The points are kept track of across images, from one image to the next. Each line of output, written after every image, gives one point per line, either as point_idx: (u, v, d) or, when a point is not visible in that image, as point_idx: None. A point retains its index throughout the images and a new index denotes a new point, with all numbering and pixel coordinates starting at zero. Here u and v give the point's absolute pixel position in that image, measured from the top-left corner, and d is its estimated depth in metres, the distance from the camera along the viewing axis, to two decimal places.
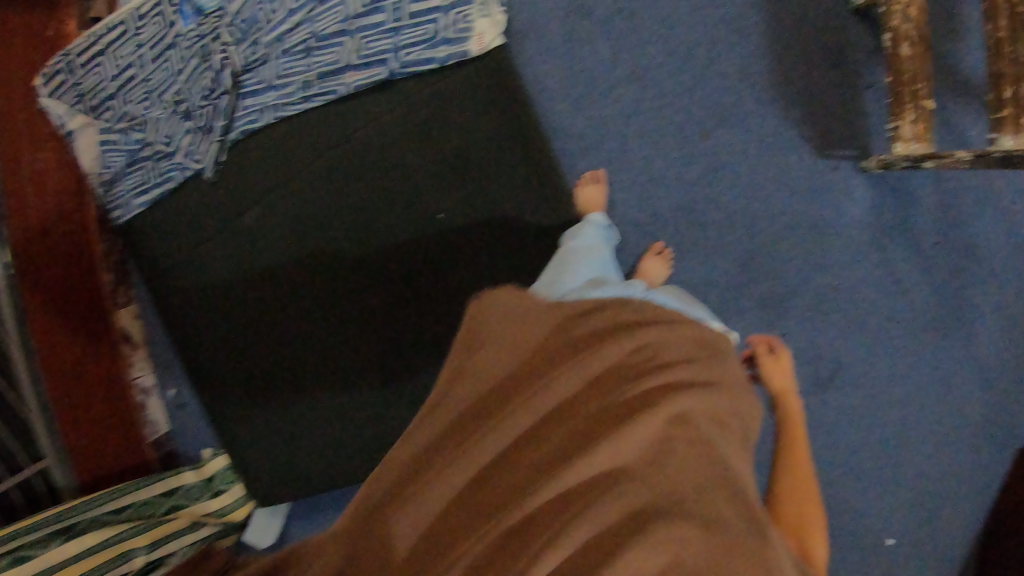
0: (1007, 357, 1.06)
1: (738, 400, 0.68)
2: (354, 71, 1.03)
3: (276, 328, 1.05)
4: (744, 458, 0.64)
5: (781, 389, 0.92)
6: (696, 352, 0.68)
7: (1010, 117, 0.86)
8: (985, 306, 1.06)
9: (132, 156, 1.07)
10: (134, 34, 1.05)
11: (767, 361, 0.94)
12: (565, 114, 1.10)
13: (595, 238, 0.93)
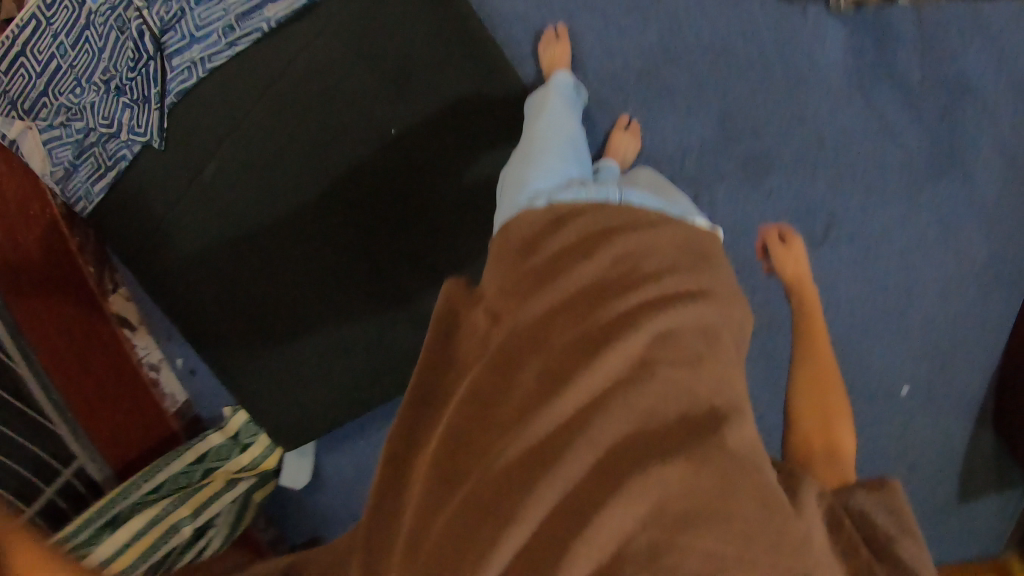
0: (1008, 191, 1.04)
1: (724, 306, 0.65)
2: (274, 4, 0.97)
3: (255, 281, 1.02)
4: (734, 367, 0.62)
5: (797, 280, 0.93)
6: (681, 259, 0.66)
7: None
8: (984, 142, 1.02)
9: (79, 145, 1.01)
10: (47, 26, 0.96)
11: (777, 249, 0.96)
12: (506, 1, 1.02)
13: (562, 113, 0.89)
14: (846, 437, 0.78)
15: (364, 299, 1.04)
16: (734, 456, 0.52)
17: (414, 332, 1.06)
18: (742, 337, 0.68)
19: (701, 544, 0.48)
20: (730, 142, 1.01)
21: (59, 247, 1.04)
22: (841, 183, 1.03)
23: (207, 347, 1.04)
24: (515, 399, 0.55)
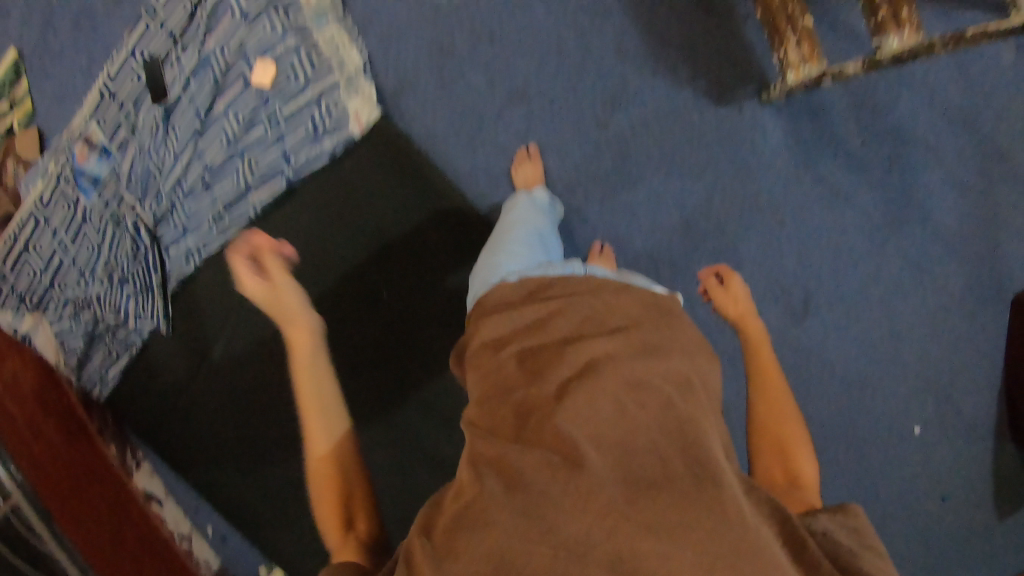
0: (968, 221, 1.09)
1: (691, 356, 0.69)
2: (257, 191, 0.99)
3: (270, 390, 1.09)
4: (710, 413, 0.64)
5: (740, 313, 0.89)
6: (645, 320, 0.71)
7: (889, 17, 0.86)
8: (931, 181, 1.08)
9: (90, 334, 1.16)
10: (47, 223, 1.16)
11: (718, 289, 0.91)
12: (461, 155, 0.96)
13: (531, 211, 0.88)
14: (806, 467, 0.75)
15: (363, 422, 0.98)
16: (700, 493, 0.53)
17: (424, 479, 0.98)
18: (714, 394, 0.70)
19: (657, 552, 0.49)
20: (701, 249, 0.97)
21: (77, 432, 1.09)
22: (809, 255, 1.08)
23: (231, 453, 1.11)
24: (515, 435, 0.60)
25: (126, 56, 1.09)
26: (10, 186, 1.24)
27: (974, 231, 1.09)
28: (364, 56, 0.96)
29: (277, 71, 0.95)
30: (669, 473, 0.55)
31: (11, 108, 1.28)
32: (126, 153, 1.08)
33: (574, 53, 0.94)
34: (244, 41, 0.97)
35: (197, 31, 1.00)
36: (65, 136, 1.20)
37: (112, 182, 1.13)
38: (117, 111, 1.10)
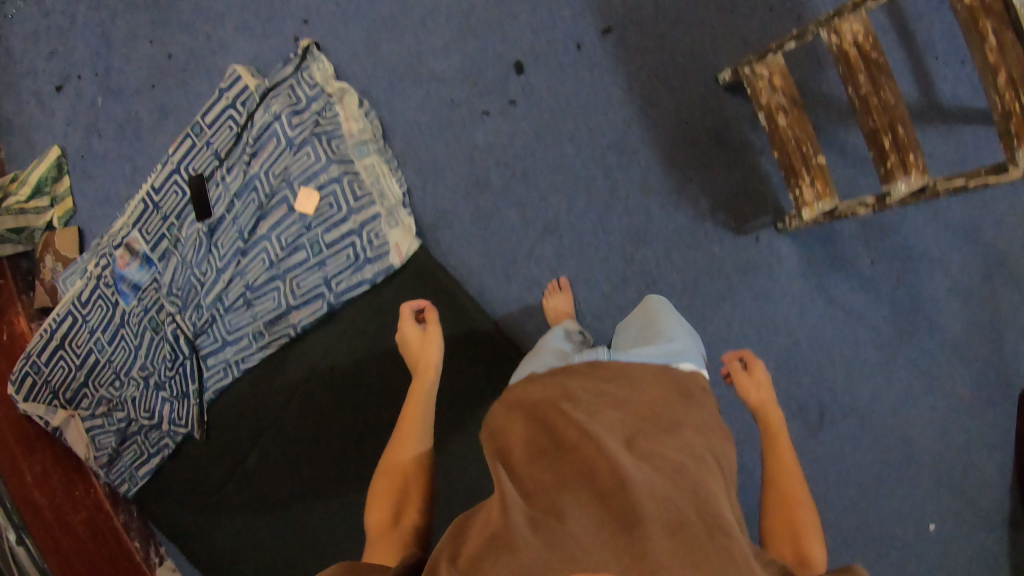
0: (975, 327, 1.13)
1: (702, 434, 0.70)
2: (297, 310, 1.06)
3: (281, 451, 1.10)
4: (720, 490, 0.65)
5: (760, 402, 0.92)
6: (664, 398, 0.72)
7: (897, 163, 0.85)
8: (939, 293, 1.13)
9: (122, 433, 1.19)
10: (84, 322, 1.20)
11: (741, 376, 0.94)
12: (496, 284, 1.02)
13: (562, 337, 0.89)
14: (818, 553, 0.77)
15: None
16: (720, 542, 0.54)
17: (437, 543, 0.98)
18: (725, 476, 0.71)
19: None
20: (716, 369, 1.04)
21: (100, 525, 1.17)
22: (823, 372, 1.13)
23: (238, 510, 1.11)
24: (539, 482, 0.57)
25: (169, 171, 1.12)
26: (48, 280, 1.28)
27: (982, 336, 1.13)
28: (403, 188, 1.02)
29: (320, 199, 1.01)
30: (700, 524, 0.55)
31: (51, 206, 1.29)
32: (169, 264, 1.13)
33: (603, 188, 1.00)
34: (288, 168, 1.03)
35: (243, 154, 1.05)
36: (104, 240, 1.22)
37: (152, 289, 1.16)
38: (159, 221, 1.14)
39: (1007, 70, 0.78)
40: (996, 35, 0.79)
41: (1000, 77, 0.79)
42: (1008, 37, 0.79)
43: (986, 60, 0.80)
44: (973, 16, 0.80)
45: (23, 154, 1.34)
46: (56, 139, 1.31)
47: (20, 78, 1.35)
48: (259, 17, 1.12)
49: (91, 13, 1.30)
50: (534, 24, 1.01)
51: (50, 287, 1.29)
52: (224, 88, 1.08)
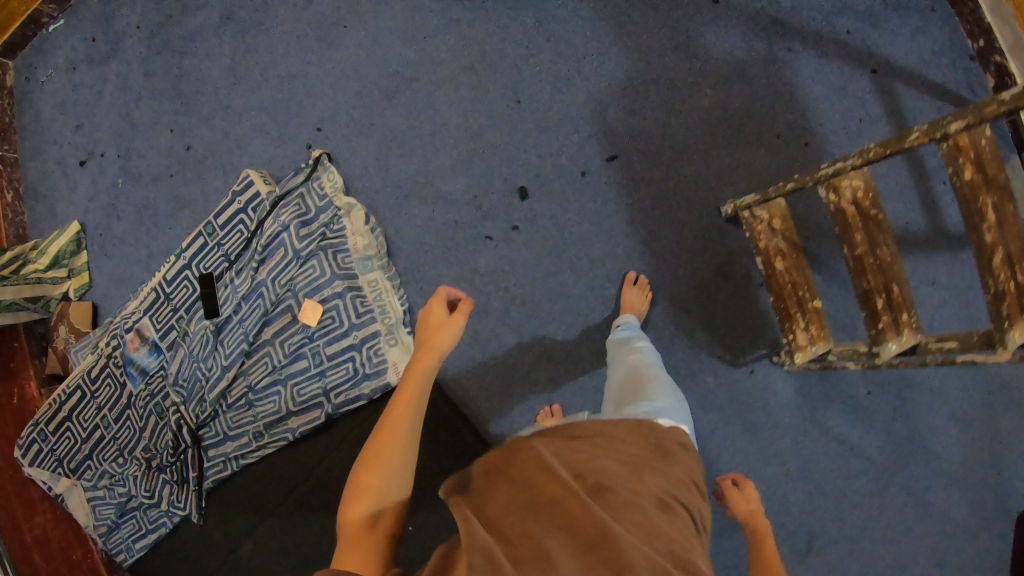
0: (979, 460, 1.06)
1: (678, 485, 0.63)
2: (296, 416, 1.09)
3: (279, 525, 1.10)
4: (697, 548, 0.58)
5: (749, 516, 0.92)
6: (629, 448, 0.64)
7: (889, 324, 0.84)
8: (939, 422, 1.07)
9: (122, 508, 1.18)
10: (93, 397, 1.22)
11: (731, 492, 0.95)
12: (491, 405, 1.03)
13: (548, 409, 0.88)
14: None
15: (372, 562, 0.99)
16: None
17: None
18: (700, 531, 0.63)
19: None
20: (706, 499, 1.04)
21: None
22: (813, 500, 1.09)
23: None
24: (518, 564, 0.46)
25: (180, 265, 1.15)
26: (61, 349, 1.29)
27: (985, 470, 1.06)
28: (405, 306, 1.06)
29: (323, 312, 1.06)
30: None
31: (68, 277, 1.29)
32: (175, 354, 1.15)
33: (600, 316, 1.01)
34: (293, 279, 1.06)
35: (252, 260, 1.09)
36: (116, 318, 1.23)
37: (160, 376, 1.17)
38: (168, 313, 1.16)
39: (1004, 247, 0.75)
40: (996, 212, 0.76)
41: (996, 256, 0.75)
42: (1008, 213, 0.75)
43: (984, 238, 0.76)
44: (974, 190, 0.76)
45: (46, 224, 1.36)
46: (76, 213, 1.32)
47: (49, 148, 1.37)
48: (277, 122, 1.15)
49: (115, 93, 1.30)
50: (539, 149, 1.05)
51: (61, 354, 1.29)
52: (237, 191, 1.11)
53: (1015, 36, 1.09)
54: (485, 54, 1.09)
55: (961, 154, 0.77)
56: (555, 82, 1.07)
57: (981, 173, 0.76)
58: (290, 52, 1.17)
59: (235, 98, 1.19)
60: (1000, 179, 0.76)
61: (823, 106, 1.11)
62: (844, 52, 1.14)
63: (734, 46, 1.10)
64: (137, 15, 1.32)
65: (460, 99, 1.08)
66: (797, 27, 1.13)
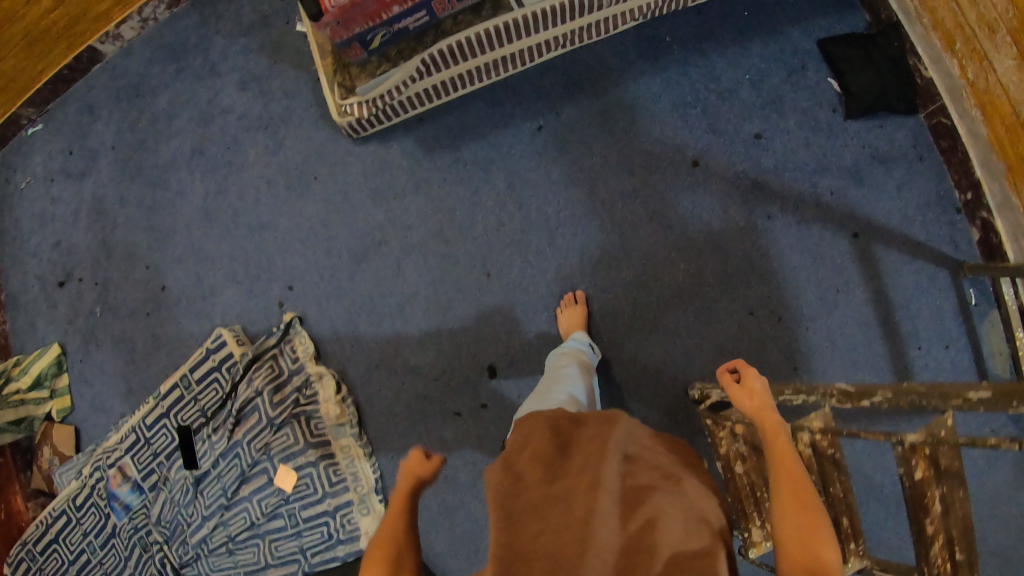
0: None
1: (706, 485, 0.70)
2: (274, 568, 1.12)
3: None
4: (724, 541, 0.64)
5: (756, 400, 0.79)
6: (670, 460, 0.71)
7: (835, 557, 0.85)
8: None
9: None
10: (78, 523, 1.20)
11: (733, 390, 0.82)
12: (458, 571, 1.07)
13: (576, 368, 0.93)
14: None
15: None
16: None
17: None
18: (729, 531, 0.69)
19: None
20: None
21: None
22: None
23: None
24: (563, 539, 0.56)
25: (157, 412, 1.16)
26: (46, 469, 1.27)
27: None
28: (377, 474, 1.10)
29: (298, 478, 1.10)
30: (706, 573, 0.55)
31: (50, 398, 1.26)
32: (157, 496, 1.17)
33: None
34: (268, 445, 1.10)
35: (227, 421, 1.11)
36: (99, 448, 1.21)
37: (143, 512, 1.18)
38: (148, 456, 1.17)
39: (946, 533, 0.72)
40: (942, 501, 0.72)
41: (937, 541, 0.73)
42: (954, 498, 0.72)
43: (925, 524, 0.73)
44: (922, 485, 0.73)
45: (27, 338, 1.30)
46: (56, 332, 1.28)
47: (29, 259, 1.32)
48: (249, 273, 1.15)
49: (91, 216, 1.28)
50: (508, 326, 1.07)
51: (48, 473, 1.26)
52: (210, 348, 1.13)
53: (1004, 194, 1.08)
54: (453, 220, 1.10)
55: (914, 453, 0.73)
56: (527, 255, 1.08)
57: (932, 467, 0.72)
58: (260, 200, 1.17)
59: (208, 242, 1.18)
60: (952, 467, 0.72)
61: (801, 278, 1.09)
62: (824, 214, 1.11)
63: (710, 215, 1.09)
64: (111, 134, 1.29)
65: (428, 271, 1.09)
66: (778, 190, 1.10)
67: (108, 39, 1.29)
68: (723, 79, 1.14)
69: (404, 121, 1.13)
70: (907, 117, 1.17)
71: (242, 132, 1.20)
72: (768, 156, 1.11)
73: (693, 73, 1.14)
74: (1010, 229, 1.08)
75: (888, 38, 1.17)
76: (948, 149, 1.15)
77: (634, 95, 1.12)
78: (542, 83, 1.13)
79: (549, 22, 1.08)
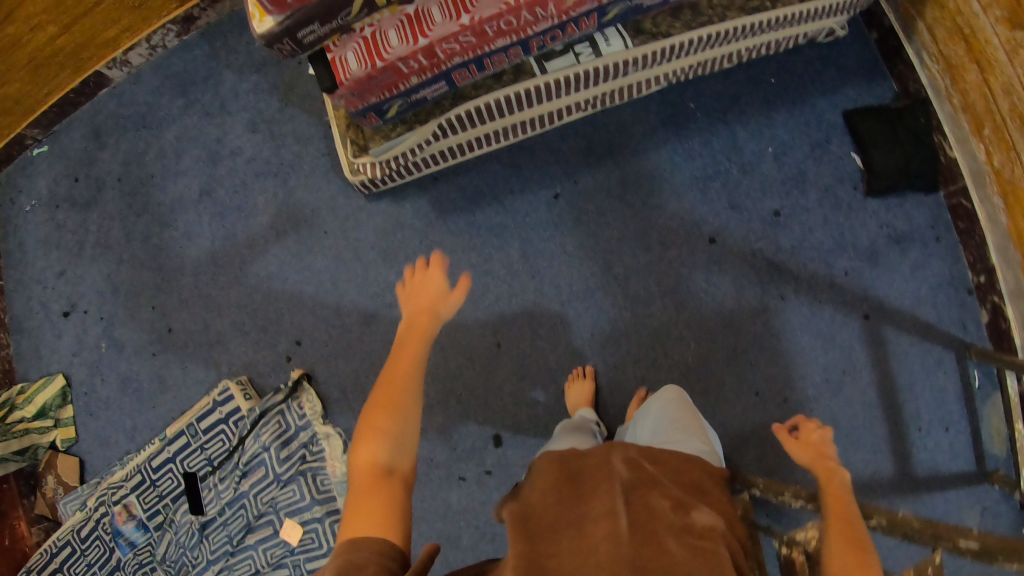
0: None
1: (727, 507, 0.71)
2: None
3: None
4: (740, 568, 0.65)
5: (818, 450, 0.89)
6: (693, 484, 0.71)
7: None
8: None
9: None
10: (81, 555, 1.16)
11: (790, 444, 0.91)
12: None
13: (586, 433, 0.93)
14: None
15: None
16: None
17: None
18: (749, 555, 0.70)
19: None
20: None
21: None
22: None
23: None
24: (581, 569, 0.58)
25: (167, 454, 1.15)
26: (49, 497, 1.22)
27: None
28: None
29: (303, 531, 1.10)
30: None
31: (55, 426, 1.22)
32: (162, 536, 1.15)
33: None
34: (275, 499, 1.11)
35: (234, 471, 1.12)
36: (105, 481, 1.18)
37: (148, 549, 1.15)
38: (154, 497, 1.16)
39: None
40: None
41: None
42: None
43: None
44: None
45: (31, 363, 1.26)
46: (61, 362, 1.25)
47: (32, 284, 1.29)
48: (257, 324, 1.15)
49: (97, 250, 1.26)
50: (515, 396, 1.08)
51: (51, 501, 1.22)
52: (217, 400, 1.13)
53: (1017, 283, 1.07)
54: (465, 287, 1.09)
55: None
56: (537, 329, 1.08)
57: None
58: (269, 251, 1.16)
59: (216, 288, 1.17)
60: None
61: (809, 359, 1.09)
62: (837, 295, 1.11)
63: (724, 294, 1.08)
64: (118, 165, 1.27)
65: (436, 337, 1.09)
66: (793, 271, 1.10)
67: (115, 65, 1.27)
68: (745, 151, 1.13)
69: (418, 179, 1.12)
70: (926, 195, 1.16)
71: (252, 177, 1.18)
72: (785, 234, 1.11)
73: (715, 144, 1.13)
74: (1019, 316, 1.08)
75: (914, 115, 1.15)
76: (964, 230, 1.14)
77: (654, 165, 1.12)
78: (561, 147, 1.12)
79: (573, 88, 1.06)
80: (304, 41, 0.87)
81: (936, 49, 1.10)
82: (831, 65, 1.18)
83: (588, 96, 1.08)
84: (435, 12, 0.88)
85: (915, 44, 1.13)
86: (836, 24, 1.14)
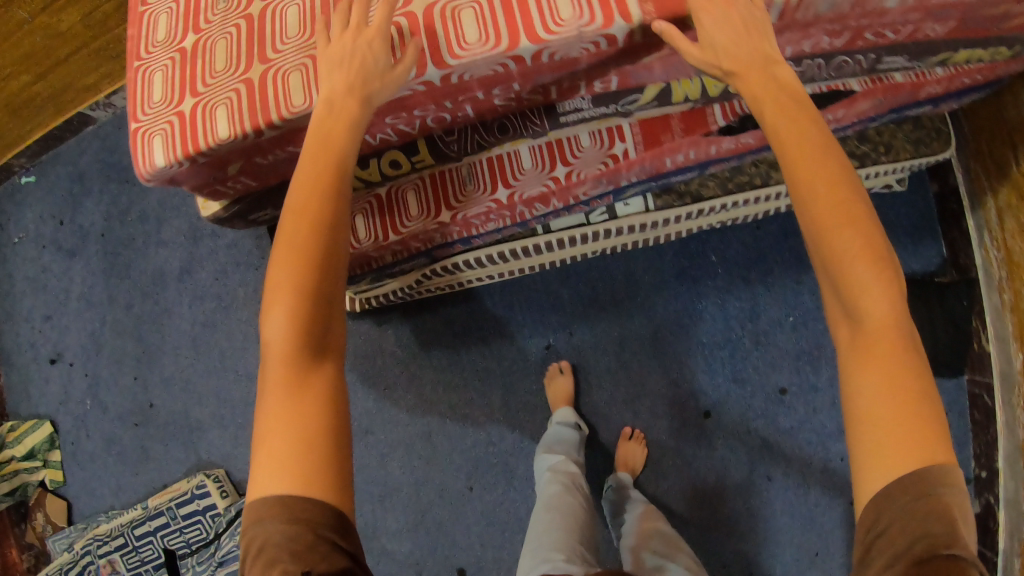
0: None
1: None
2: None
3: None
4: None
5: (744, 32, 0.54)
6: None
7: None
8: None
9: None
10: None
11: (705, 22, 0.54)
12: None
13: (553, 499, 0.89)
14: None
15: None
16: None
17: None
18: None
19: None
20: None
21: None
22: None
23: None
24: None
25: (151, 524, 1.13)
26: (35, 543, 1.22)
27: None
28: None
29: None
30: None
31: (43, 467, 1.22)
32: None
33: None
34: None
35: (212, 558, 1.09)
36: (93, 534, 1.16)
37: None
38: (136, 561, 1.13)
39: None
40: None
41: None
42: None
43: None
44: None
45: (20, 402, 1.26)
46: (48, 408, 1.25)
47: (20, 322, 1.26)
48: (235, 422, 1.14)
49: (82, 304, 1.23)
50: (484, 537, 1.04)
51: (40, 536, 1.21)
52: (197, 489, 1.12)
53: (1016, 493, 0.99)
54: (444, 426, 1.06)
55: None
56: (510, 478, 1.04)
57: None
58: (249, 351, 1.14)
59: (198, 372, 1.16)
60: None
61: (789, 541, 1.02)
62: (828, 477, 1.03)
63: (710, 469, 1.04)
64: (102, 218, 1.22)
65: (412, 465, 1.07)
66: (789, 453, 1.03)
67: (99, 107, 1.19)
68: (763, 317, 1.04)
69: (403, 306, 1.07)
70: (948, 379, 1.09)
71: (231, 265, 1.16)
72: (786, 415, 1.04)
73: (732, 305, 1.04)
74: (1009, 523, 1.01)
75: (957, 295, 1.05)
76: (979, 422, 1.06)
77: (659, 323, 1.04)
78: (560, 289, 1.05)
79: (581, 243, 0.97)
80: (257, 219, 0.83)
81: (1002, 234, 0.96)
82: (879, 218, 1.10)
83: (597, 247, 1.00)
84: (410, 201, 0.79)
85: (979, 218, 1.01)
86: (894, 180, 1.02)
